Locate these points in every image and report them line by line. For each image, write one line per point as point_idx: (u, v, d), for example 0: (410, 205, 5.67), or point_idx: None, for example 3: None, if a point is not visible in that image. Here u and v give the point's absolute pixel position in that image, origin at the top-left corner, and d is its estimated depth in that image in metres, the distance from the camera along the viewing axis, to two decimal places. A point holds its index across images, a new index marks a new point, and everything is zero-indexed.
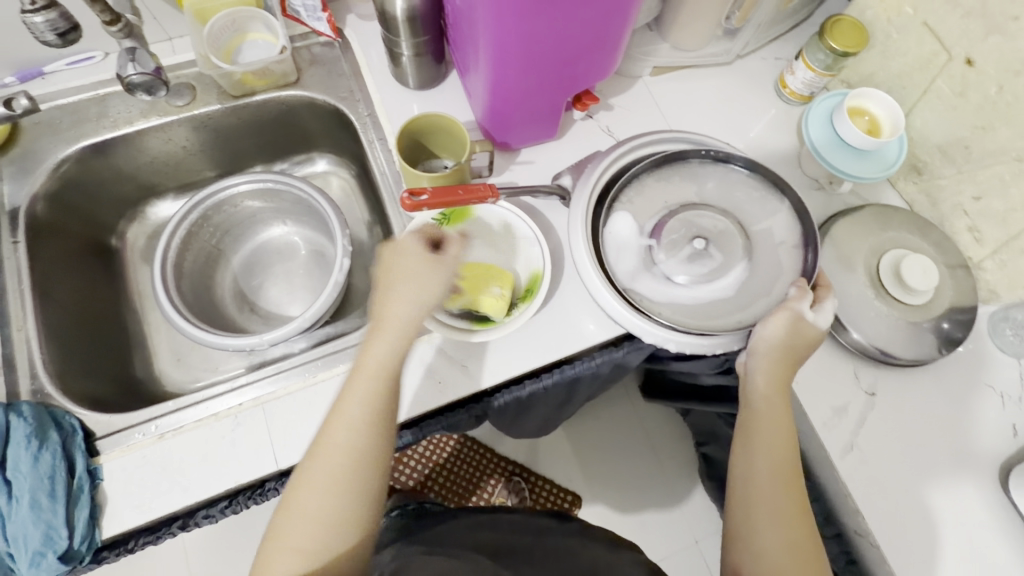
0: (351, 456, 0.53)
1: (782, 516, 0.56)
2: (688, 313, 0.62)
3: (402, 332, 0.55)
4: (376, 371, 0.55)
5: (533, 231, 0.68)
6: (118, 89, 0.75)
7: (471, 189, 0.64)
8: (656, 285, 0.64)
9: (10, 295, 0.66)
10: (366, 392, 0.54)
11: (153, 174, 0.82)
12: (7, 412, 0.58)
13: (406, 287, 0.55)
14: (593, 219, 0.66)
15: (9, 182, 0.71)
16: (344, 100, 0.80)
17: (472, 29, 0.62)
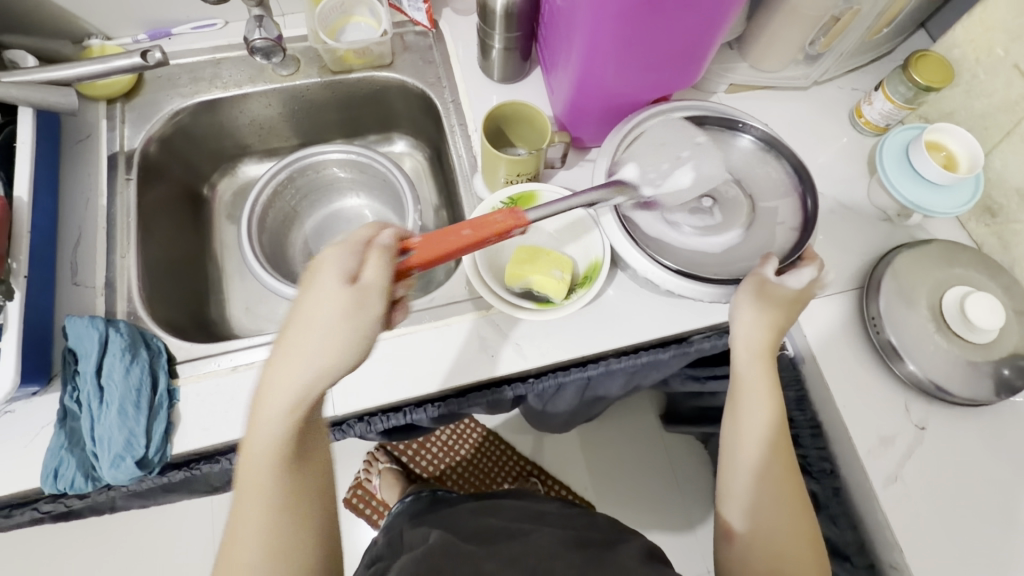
0: (265, 547, 0.45)
1: (775, 492, 0.56)
2: (678, 255, 0.64)
3: (280, 440, 0.44)
4: (264, 491, 0.45)
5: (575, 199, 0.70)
6: (232, 55, 0.83)
7: (475, 224, 0.53)
8: (660, 226, 0.66)
9: (119, 225, 0.73)
10: (253, 477, 0.44)
11: (248, 135, 0.89)
12: (107, 326, 0.63)
13: (302, 373, 0.43)
14: (622, 154, 0.68)
15: (129, 126, 0.78)
16: (431, 85, 0.85)
17: (570, 29, 0.65)
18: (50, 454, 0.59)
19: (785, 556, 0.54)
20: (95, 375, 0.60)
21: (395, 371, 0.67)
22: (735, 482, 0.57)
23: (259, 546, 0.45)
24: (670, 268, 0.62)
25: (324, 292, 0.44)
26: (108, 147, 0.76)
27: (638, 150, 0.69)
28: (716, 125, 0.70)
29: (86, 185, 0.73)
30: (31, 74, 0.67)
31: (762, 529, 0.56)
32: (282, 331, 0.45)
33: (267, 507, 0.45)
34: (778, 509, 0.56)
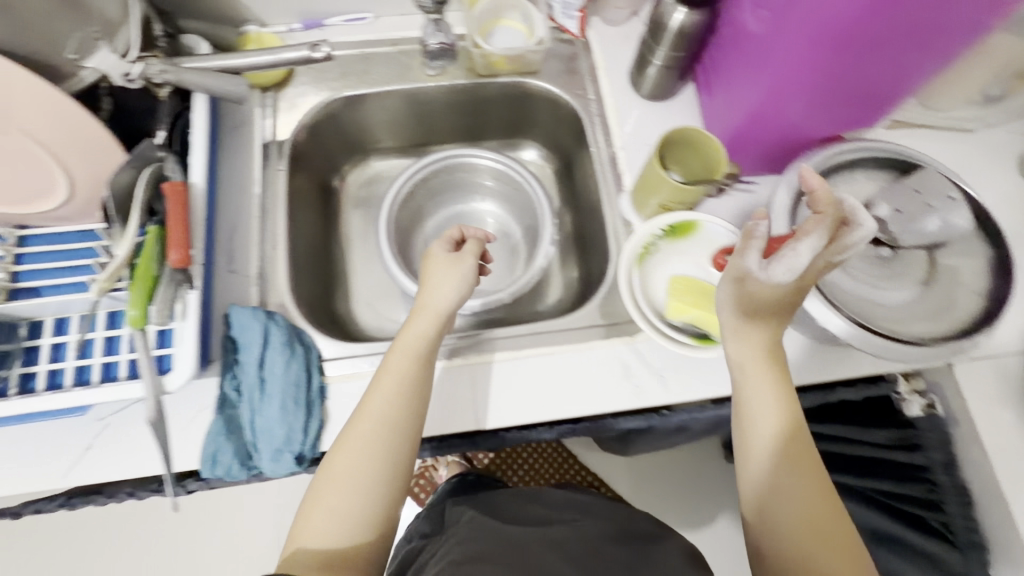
0: (385, 417, 0.58)
1: (803, 514, 0.51)
2: (850, 300, 0.60)
3: (418, 357, 0.62)
4: (398, 392, 0.59)
5: (730, 230, 0.68)
6: (381, 51, 0.83)
7: (786, 237, 0.58)
8: (837, 269, 0.61)
9: (270, 216, 0.74)
10: (399, 365, 0.61)
11: (383, 130, 0.89)
12: (268, 319, 0.64)
13: (433, 304, 0.66)
14: (802, 186, 0.63)
15: (282, 116, 0.79)
16: (578, 98, 0.83)
17: (763, 53, 0.60)
18: (210, 439, 0.60)
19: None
20: (258, 366, 0.62)
21: (537, 390, 0.67)
22: (763, 502, 0.52)
23: (382, 417, 0.58)
24: (851, 318, 0.58)
25: (440, 259, 0.69)
26: (261, 135, 0.77)
27: (819, 185, 0.64)
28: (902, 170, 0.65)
29: (241, 172, 0.74)
30: (209, 61, 0.68)
31: (800, 557, 0.49)
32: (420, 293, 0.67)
33: (392, 401, 0.59)
34: (819, 538, 0.49)
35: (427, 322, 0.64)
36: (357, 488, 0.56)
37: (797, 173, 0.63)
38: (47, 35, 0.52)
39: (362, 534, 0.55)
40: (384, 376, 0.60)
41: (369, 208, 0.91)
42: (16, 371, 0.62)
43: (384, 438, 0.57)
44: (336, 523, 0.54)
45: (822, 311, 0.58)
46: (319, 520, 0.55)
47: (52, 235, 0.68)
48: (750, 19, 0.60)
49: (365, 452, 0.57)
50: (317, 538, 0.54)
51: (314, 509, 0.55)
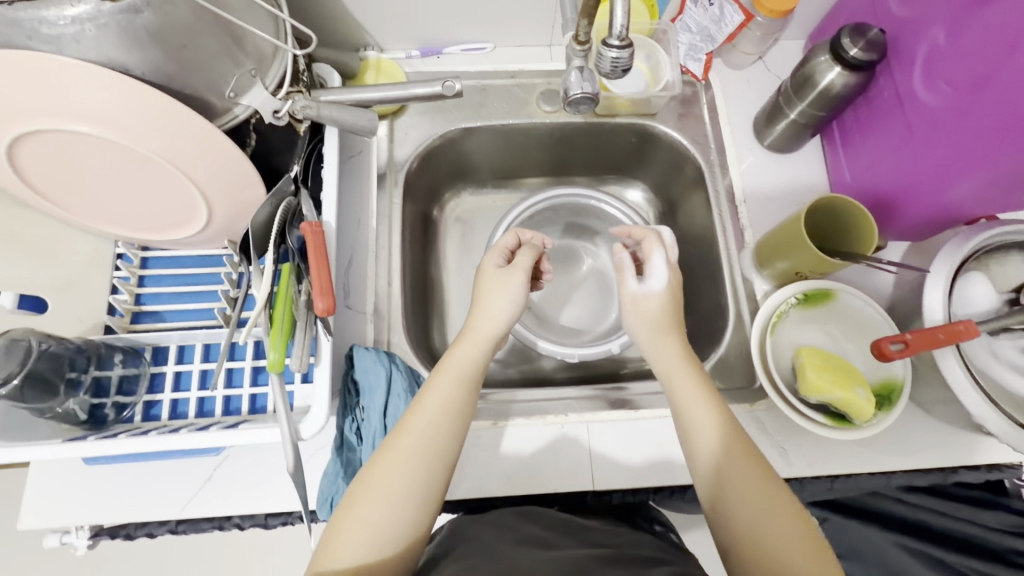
0: (433, 440, 0.51)
1: (750, 495, 0.48)
2: (1003, 395, 0.58)
3: (466, 378, 0.56)
4: (444, 408, 0.53)
5: (867, 301, 0.65)
6: (498, 83, 0.81)
7: (949, 329, 0.53)
8: (986, 357, 0.59)
9: (384, 250, 0.72)
10: (445, 387, 0.55)
11: (487, 161, 0.87)
12: (389, 362, 0.64)
13: (482, 327, 0.60)
14: (958, 267, 0.59)
15: (396, 145, 0.78)
16: (698, 143, 0.79)
17: (936, 130, 0.57)
18: (327, 481, 0.59)
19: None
20: (381, 413, 0.61)
21: (654, 454, 0.65)
22: (714, 489, 0.49)
23: (429, 439, 0.51)
24: (1012, 418, 0.54)
25: (492, 276, 0.63)
26: (377, 165, 0.76)
27: (969, 267, 0.60)
28: None
29: (358, 204, 0.74)
30: (342, 94, 0.66)
31: (768, 550, 0.45)
32: (471, 313, 0.61)
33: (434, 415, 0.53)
34: (765, 520, 0.46)
35: (476, 345, 0.59)
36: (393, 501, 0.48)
37: (950, 256, 0.59)
38: (213, 73, 0.51)
39: (386, 551, 0.47)
40: (430, 393, 0.54)
41: (465, 237, 0.89)
42: (143, 398, 0.62)
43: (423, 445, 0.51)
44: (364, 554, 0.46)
45: (980, 407, 0.55)
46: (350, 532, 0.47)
47: (176, 260, 0.68)
48: (924, 91, 0.58)
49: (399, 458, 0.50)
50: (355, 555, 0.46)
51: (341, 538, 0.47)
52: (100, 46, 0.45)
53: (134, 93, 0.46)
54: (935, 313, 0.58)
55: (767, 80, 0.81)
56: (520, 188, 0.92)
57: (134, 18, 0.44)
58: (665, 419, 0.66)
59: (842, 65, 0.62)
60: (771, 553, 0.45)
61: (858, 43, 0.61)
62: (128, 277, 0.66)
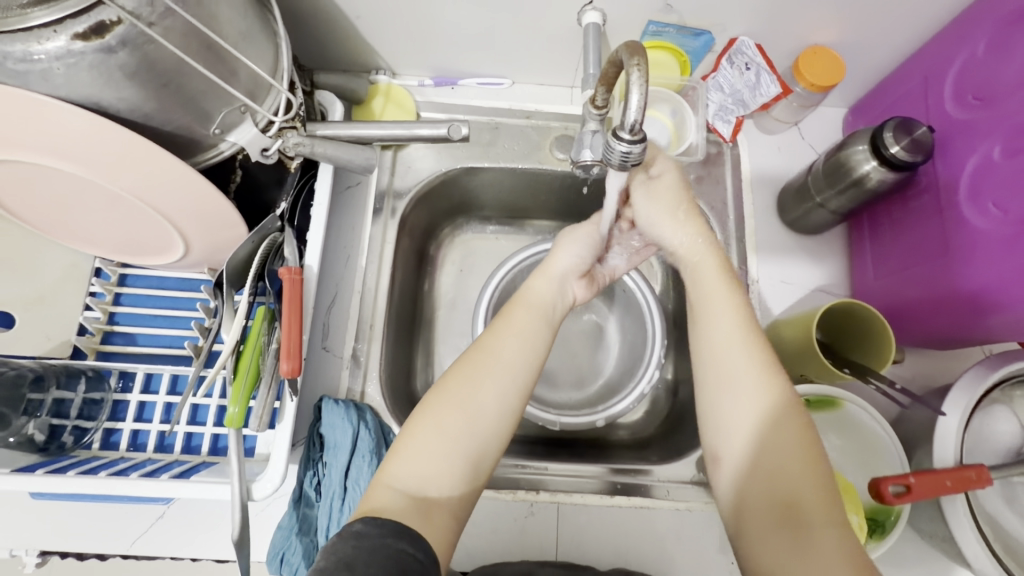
0: (509, 370, 0.52)
1: (740, 340, 0.50)
2: (1010, 549, 0.52)
3: (531, 335, 0.54)
4: (500, 368, 0.51)
5: (874, 416, 0.60)
6: (512, 123, 0.76)
7: (958, 475, 0.49)
8: (997, 502, 0.54)
9: (370, 291, 0.69)
10: (526, 320, 0.55)
11: (492, 199, 0.83)
12: (358, 419, 0.61)
13: (552, 268, 0.61)
14: (981, 399, 0.54)
15: (398, 178, 0.74)
16: (717, 210, 0.74)
17: (999, 252, 0.51)
18: (280, 536, 0.57)
19: (807, 521, 0.43)
20: (342, 473, 0.59)
21: (624, 544, 0.62)
22: (717, 372, 0.50)
23: (521, 356, 0.53)
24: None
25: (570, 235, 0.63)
26: (375, 197, 0.72)
27: (990, 400, 0.55)
28: None
29: (350, 239, 0.70)
30: (341, 129, 0.63)
31: (764, 473, 0.46)
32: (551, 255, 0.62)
33: (486, 364, 0.51)
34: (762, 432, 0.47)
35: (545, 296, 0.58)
36: (444, 439, 0.47)
37: (973, 385, 0.54)
38: (195, 111, 0.48)
39: (453, 472, 0.47)
40: (496, 344, 0.53)
41: (462, 273, 0.86)
42: (104, 424, 0.60)
43: (474, 384, 0.50)
44: (439, 467, 0.46)
45: (981, 562, 0.50)
46: (404, 459, 0.47)
47: (155, 279, 0.66)
48: (969, 205, 0.54)
49: (447, 404, 0.49)
50: (410, 489, 0.45)
51: (407, 453, 0.47)
52: (72, 83, 0.42)
53: (104, 131, 0.43)
54: (945, 448, 0.53)
55: (800, 149, 0.76)
56: (525, 229, 0.88)
57: (110, 58, 0.41)
58: (640, 510, 0.63)
59: (881, 161, 0.57)
60: (770, 480, 0.45)
61: (902, 140, 0.56)
62: (104, 294, 0.64)
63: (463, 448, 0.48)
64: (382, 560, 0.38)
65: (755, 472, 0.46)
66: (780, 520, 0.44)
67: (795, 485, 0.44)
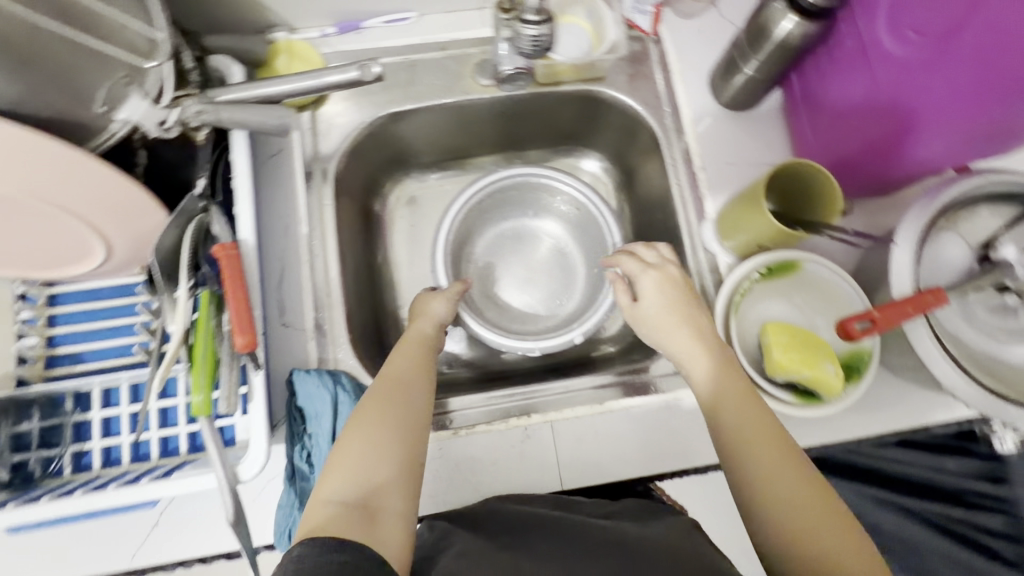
0: (404, 385, 0.57)
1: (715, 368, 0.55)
2: (972, 360, 0.55)
3: (417, 355, 0.61)
4: (398, 386, 0.56)
5: (833, 270, 0.61)
6: (427, 58, 0.73)
7: (917, 301, 0.51)
8: (957, 320, 0.56)
9: (320, 258, 0.67)
10: (409, 350, 0.62)
11: (426, 145, 0.80)
12: (334, 383, 0.60)
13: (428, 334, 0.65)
14: (927, 229, 0.56)
15: (323, 138, 0.70)
16: (651, 107, 0.73)
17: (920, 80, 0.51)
18: (283, 513, 0.56)
19: (792, 484, 0.47)
20: (330, 439, 0.58)
21: (621, 446, 0.63)
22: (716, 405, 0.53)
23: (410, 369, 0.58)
24: (983, 385, 0.52)
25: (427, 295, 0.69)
26: (302, 163, 0.69)
27: (934, 229, 0.57)
28: None
29: (286, 209, 0.67)
30: (245, 91, 0.59)
31: (745, 459, 0.49)
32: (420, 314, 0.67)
33: (387, 387, 0.56)
34: (756, 436, 0.50)
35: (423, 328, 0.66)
36: (371, 450, 0.50)
37: (918, 217, 0.55)
38: (72, 89, 0.43)
39: (383, 476, 0.49)
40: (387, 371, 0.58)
41: (414, 227, 0.84)
42: (71, 449, 0.57)
43: (381, 405, 0.54)
44: (367, 477, 0.48)
45: (948, 376, 0.52)
46: (336, 477, 0.48)
47: (86, 292, 0.62)
48: (890, 38, 0.53)
49: (363, 427, 0.52)
50: (345, 499, 0.47)
51: (333, 480, 0.48)
52: None
53: None
54: (902, 281, 0.55)
55: (723, 28, 0.74)
56: (468, 170, 0.85)
57: None
58: (633, 410, 0.64)
59: (798, 14, 0.57)
60: (761, 450, 0.49)
61: None
62: (35, 318, 0.60)
63: (387, 453, 0.50)
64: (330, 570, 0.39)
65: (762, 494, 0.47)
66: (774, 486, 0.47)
67: (784, 473, 0.47)
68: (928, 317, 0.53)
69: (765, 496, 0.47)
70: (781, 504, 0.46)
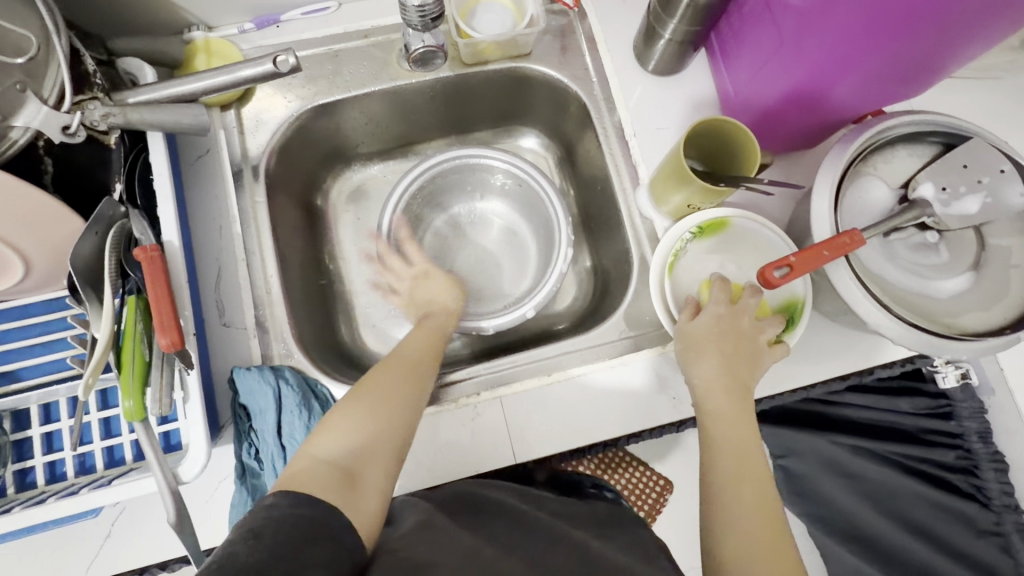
0: (422, 366, 0.62)
1: (733, 390, 0.55)
2: (897, 297, 0.56)
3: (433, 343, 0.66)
4: (413, 365, 0.61)
5: (762, 224, 0.62)
6: (351, 47, 0.72)
7: (833, 244, 0.52)
8: (879, 260, 0.58)
9: (257, 256, 0.66)
10: (424, 340, 0.66)
11: (362, 136, 0.79)
12: (276, 378, 0.59)
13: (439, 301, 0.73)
14: (845, 173, 0.57)
15: (251, 136, 0.70)
16: (580, 80, 0.74)
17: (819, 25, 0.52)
18: (235, 513, 0.56)
19: (754, 512, 0.49)
20: (276, 433, 0.58)
21: (571, 415, 0.64)
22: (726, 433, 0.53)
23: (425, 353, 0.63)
24: (905, 319, 0.53)
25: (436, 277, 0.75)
26: (231, 162, 0.68)
27: (853, 173, 0.58)
28: (947, 144, 0.58)
29: (218, 210, 0.66)
30: (157, 92, 0.58)
31: (735, 494, 0.50)
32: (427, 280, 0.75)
33: (402, 371, 0.59)
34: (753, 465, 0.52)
35: (440, 323, 0.70)
36: (374, 418, 0.54)
37: (835, 163, 0.56)
38: None
39: (379, 445, 0.53)
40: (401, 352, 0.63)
41: (360, 221, 0.84)
42: (13, 467, 0.57)
43: (398, 380, 0.58)
44: (358, 440, 0.52)
45: (872, 314, 0.54)
46: (331, 435, 0.52)
47: (16, 309, 0.60)
48: None
49: (368, 395, 0.56)
50: (331, 459, 0.50)
51: (326, 437, 0.52)
52: None
53: None
54: (823, 226, 0.56)
55: None
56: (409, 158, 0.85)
57: None
58: (580, 379, 0.64)
59: None
60: (736, 472, 0.51)
61: None
62: None
63: (388, 428, 0.54)
64: (296, 529, 0.42)
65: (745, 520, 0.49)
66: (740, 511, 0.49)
67: (760, 505, 0.49)
68: (849, 258, 0.55)
69: (732, 529, 0.48)
70: (748, 540, 0.47)
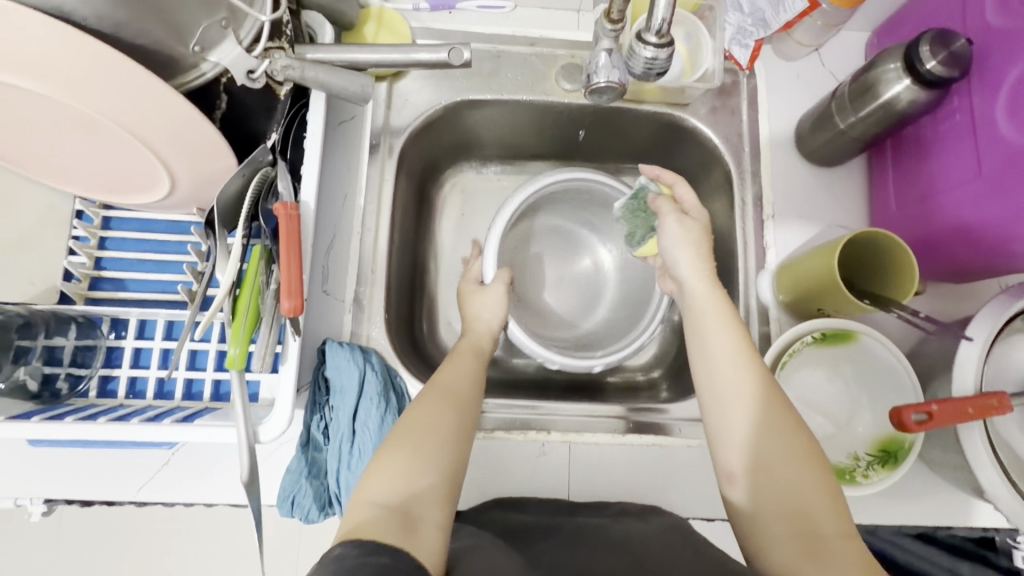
0: (459, 392, 0.55)
1: (740, 375, 0.50)
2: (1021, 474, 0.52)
3: (473, 367, 0.59)
4: (453, 392, 0.54)
5: (888, 349, 0.58)
6: (514, 51, 0.71)
7: (979, 402, 0.49)
8: (1011, 427, 0.54)
9: (370, 234, 0.66)
10: (467, 361, 0.60)
11: (492, 137, 0.78)
12: (364, 361, 0.59)
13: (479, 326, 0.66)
14: (1003, 328, 0.53)
15: (396, 113, 0.70)
16: (732, 143, 0.71)
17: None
18: (291, 479, 0.56)
19: (801, 506, 0.45)
20: (350, 416, 0.57)
21: (635, 482, 0.62)
22: (737, 424, 0.49)
23: (460, 377, 0.57)
24: None
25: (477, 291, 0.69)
26: (371, 133, 0.68)
27: (1011, 330, 0.54)
28: None
29: (347, 178, 0.66)
30: (333, 54, 0.58)
31: (772, 499, 0.46)
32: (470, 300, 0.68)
33: (439, 394, 0.53)
34: (791, 451, 0.46)
35: (480, 339, 0.65)
36: (417, 451, 0.48)
37: (997, 316, 0.52)
38: (174, 21, 0.43)
39: (427, 478, 0.47)
40: (441, 375, 0.57)
41: (463, 218, 0.83)
42: (100, 371, 0.58)
43: (440, 410, 0.52)
44: (408, 479, 0.46)
45: (996, 487, 0.50)
46: (378, 474, 0.46)
47: (142, 222, 0.62)
48: (1007, 123, 0.50)
49: (411, 432, 0.49)
50: (386, 503, 0.44)
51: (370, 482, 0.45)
52: None
53: (69, 44, 0.38)
54: (965, 378, 0.52)
55: (821, 77, 0.71)
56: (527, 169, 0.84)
57: None
58: (652, 447, 0.62)
59: (914, 79, 0.54)
60: (776, 466, 0.46)
61: (939, 54, 0.52)
62: (88, 238, 0.60)
63: (434, 459, 0.48)
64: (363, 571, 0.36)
65: (786, 525, 0.44)
66: (799, 538, 0.44)
67: (813, 507, 0.44)
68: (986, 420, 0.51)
69: (779, 539, 0.44)
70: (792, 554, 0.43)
